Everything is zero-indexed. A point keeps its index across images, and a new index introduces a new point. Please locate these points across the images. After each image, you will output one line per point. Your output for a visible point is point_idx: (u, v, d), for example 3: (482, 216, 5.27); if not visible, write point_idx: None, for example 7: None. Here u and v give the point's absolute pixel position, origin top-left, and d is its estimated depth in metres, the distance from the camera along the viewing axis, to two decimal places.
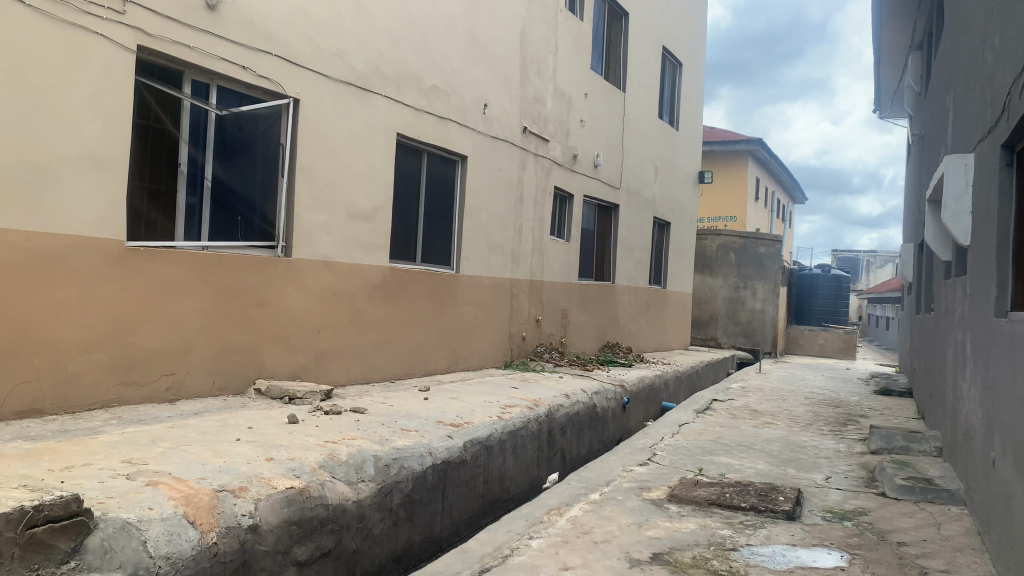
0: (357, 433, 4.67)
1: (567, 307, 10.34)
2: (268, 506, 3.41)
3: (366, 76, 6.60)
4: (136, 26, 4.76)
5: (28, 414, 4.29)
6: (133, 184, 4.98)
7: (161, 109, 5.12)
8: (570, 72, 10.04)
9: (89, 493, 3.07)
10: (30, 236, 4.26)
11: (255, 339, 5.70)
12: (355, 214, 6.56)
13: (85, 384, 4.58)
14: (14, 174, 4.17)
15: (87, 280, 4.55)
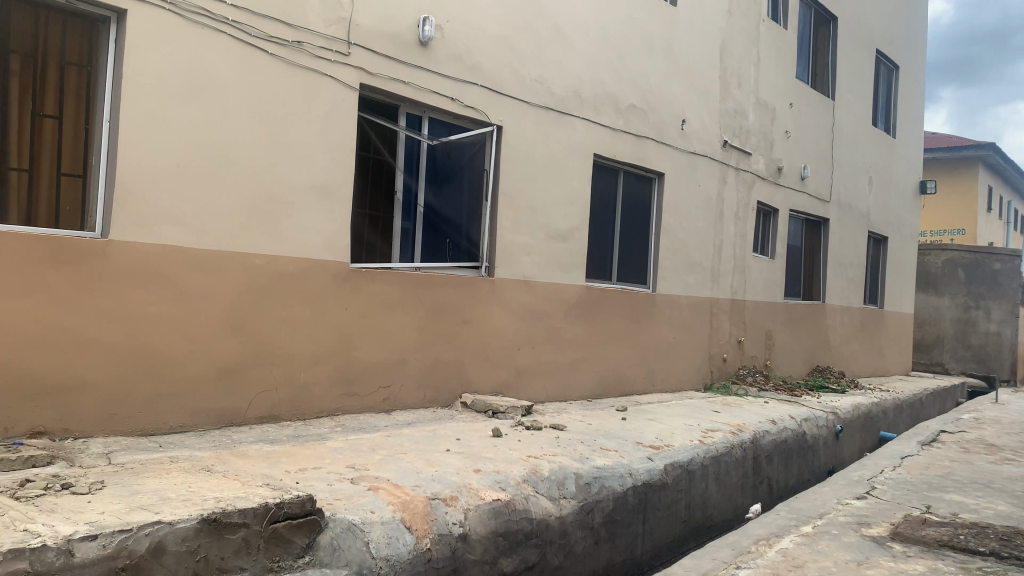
0: (558, 450, 4.75)
1: (771, 327, 9.88)
2: (476, 516, 3.55)
3: (566, 100, 6.74)
4: (360, 66, 5.20)
5: (268, 420, 4.78)
6: (357, 211, 5.43)
7: (381, 141, 5.56)
8: (773, 82, 9.66)
9: (320, 494, 3.36)
10: (270, 260, 4.76)
11: (462, 355, 5.97)
12: (554, 234, 6.70)
13: (314, 393, 5.03)
14: (257, 204, 4.68)
15: (317, 299, 5.00)
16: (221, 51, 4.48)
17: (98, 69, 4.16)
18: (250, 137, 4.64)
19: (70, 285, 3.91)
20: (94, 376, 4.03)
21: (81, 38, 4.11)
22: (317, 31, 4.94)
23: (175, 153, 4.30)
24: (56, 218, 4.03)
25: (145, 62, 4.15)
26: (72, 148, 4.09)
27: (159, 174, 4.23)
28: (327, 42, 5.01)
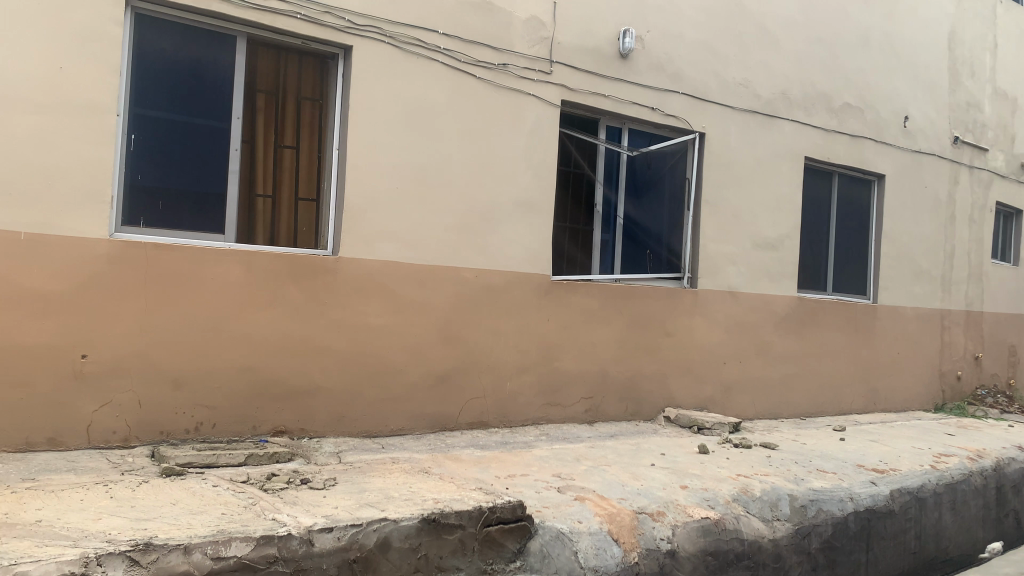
0: (770, 469, 4.54)
1: (1016, 343, 8.83)
2: (685, 533, 3.47)
3: (772, 102, 6.46)
4: (561, 83, 5.31)
5: (477, 427, 4.99)
6: (558, 225, 5.56)
7: (581, 155, 5.65)
8: (1014, 69, 8.67)
9: (530, 501, 3.45)
10: (478, 273, 4.97)
11: (665, 368, 5.88)
12: (762, 243, 6.43)
13: (520, 402, 5.18)
14: (466, 220, 4.91)
15: (522, 311, 5.16)
16: (434, 77, 4.76)
17: (328, 102, 4.57)
18: (460, 157, 4.88)
19: (305, 299, 4.31)
20: (325, 382, 4.41)
21: (314, 75, 4.55)
22: (521, 52, 5.11)
23: (394, 175, 4.62)
24: (294, 239, 4.48)
25: (367, 93, 4.51)
26: (307, 175, 4.53)
27: (380, 195, 4.57)
28: (531, 62, 5.16)
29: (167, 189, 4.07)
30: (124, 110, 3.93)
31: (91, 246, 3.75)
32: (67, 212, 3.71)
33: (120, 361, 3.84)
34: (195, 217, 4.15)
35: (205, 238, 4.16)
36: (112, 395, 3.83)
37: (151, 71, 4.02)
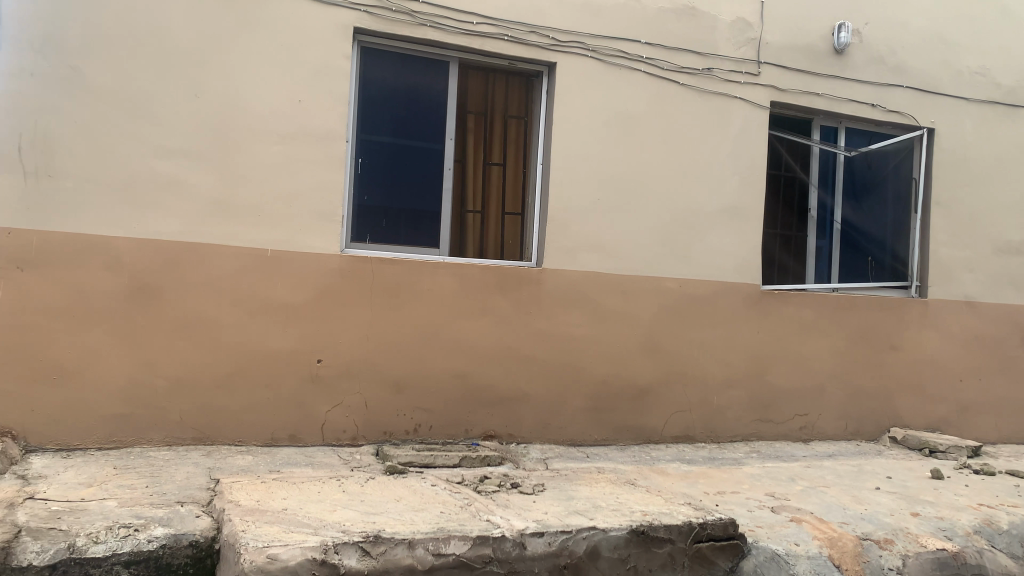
0: (1020, 500, 4.05)
1: None
2: (917, 565, 3.19)
3: (1016, 90, 5.79)
4: (770, 84, 5.10)
5: (683, 440, 4.90)
6: (768, 232, 5.37)
7: (793, 158, 5.41)
8: None
9: (742, 519, 3.32)
10: (683, 283, 4.88)
11: (890, 384, 5.44)
12: (1005, 247, 5.77)
13: (728, 416, 5.01)
14: (670, 230, 4.85)
15: (729, 321, 5.00)
16: (636, 87, 4.76)
17: (532, 118, 4.72)
18: (663, 166, 4.83)
19: (513, 309, 4.46)
20: (532, 390, 4.54)
21: (519, 93, 4.72)
22: (726, 55, 4.97)
23: (597, 187, 4.66)
24: (502, 251, 4.66)
25: (571, 107, 4.60)
26: (513, 190, 4.70)
27: (584, 207, 4.63)
28: (737, 64, 5.00)
29: (389, 207, 4.39)
30: (352, 136, 4.29)
31: (325, 260, 4.12)
32: (305, 231, 4.11)
33: (349, 366, 4.19)
34: (413, 232, 4.44)
35: (421, 251, 4.44)
36: (342, 397, 4.19)
37: (375, 98, 4.37)
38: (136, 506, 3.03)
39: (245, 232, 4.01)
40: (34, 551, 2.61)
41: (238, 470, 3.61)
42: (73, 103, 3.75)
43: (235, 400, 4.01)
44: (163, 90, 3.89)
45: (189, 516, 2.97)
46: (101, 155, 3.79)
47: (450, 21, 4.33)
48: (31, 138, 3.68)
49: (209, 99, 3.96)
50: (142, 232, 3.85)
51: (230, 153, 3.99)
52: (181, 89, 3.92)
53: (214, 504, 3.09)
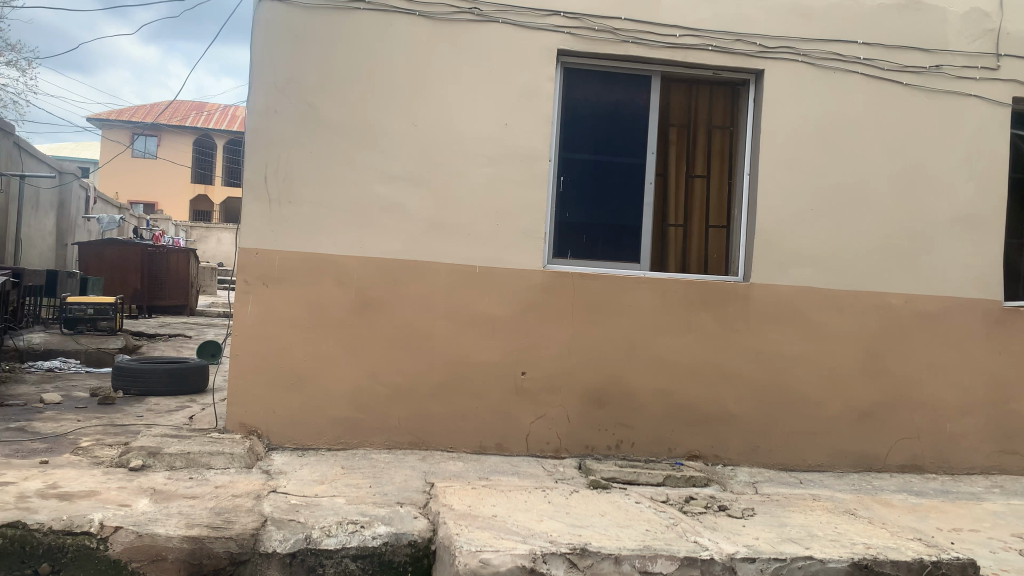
0: None
1: None
2: None
3: None
4: (1011, 78, 4.59)
5: (909, 469, 4.51)
6: (1010, 242, 4.86)
7: None
8: None
9: (983, 561, 3.00)
10: (908, 300, 4.50)
11: None
12: None
13: (964, 446, 4.55)
14: (893, 241, 4.50)
15: (965, 342, 4.54)
16: (852, 90, 4.48)
17: (738, 128, 4.59)
18: (884, 173, 4.50)
19: (718, 325, 4.34)
20: (738, 409, 4.38)
21: (724, 103, 4.60)
22: (958, 49, 4.55)
23: (808, 197, 4.43)
24: (705, 266, 4.57)
25: (780, 115, 4.41)
26: (718, 203, 4.59)
27: (794, 219, 4.42)
28: (970, 59, 4.56)
29: (592, 223, 4.44)
30: (556, 155, 4.39)
31: (530, 276, 4.25)
32: (511, 248, 4.25)
33: (553, 379, 4.27)
34: (615, 248, 4.46)
35: (624, 267, 4.45)
36: (546, 409, 4.28)
37: (578, 117, 4.45)
38: (362, 505, 3.28)
39: (456, 250, 4.23)
40: (278, 539, 2.92)
41: (450, 476, 3.80)
42: (308, 136, 4.15)
43: (447, 409, 4.23)
44: (385, 121, 4.21)
45: (408, 516, 3.17)
46: (332, 182, 4.17)
47: (652, 35, 4.32)
48: (274, 169, 4.12)
49: (425, 126, 4.23)
50: (366, 251, 4.18)
51: (443, 176, 4.23)
52: (400, 119, 4.22)
53: (430, 507, 3.27)
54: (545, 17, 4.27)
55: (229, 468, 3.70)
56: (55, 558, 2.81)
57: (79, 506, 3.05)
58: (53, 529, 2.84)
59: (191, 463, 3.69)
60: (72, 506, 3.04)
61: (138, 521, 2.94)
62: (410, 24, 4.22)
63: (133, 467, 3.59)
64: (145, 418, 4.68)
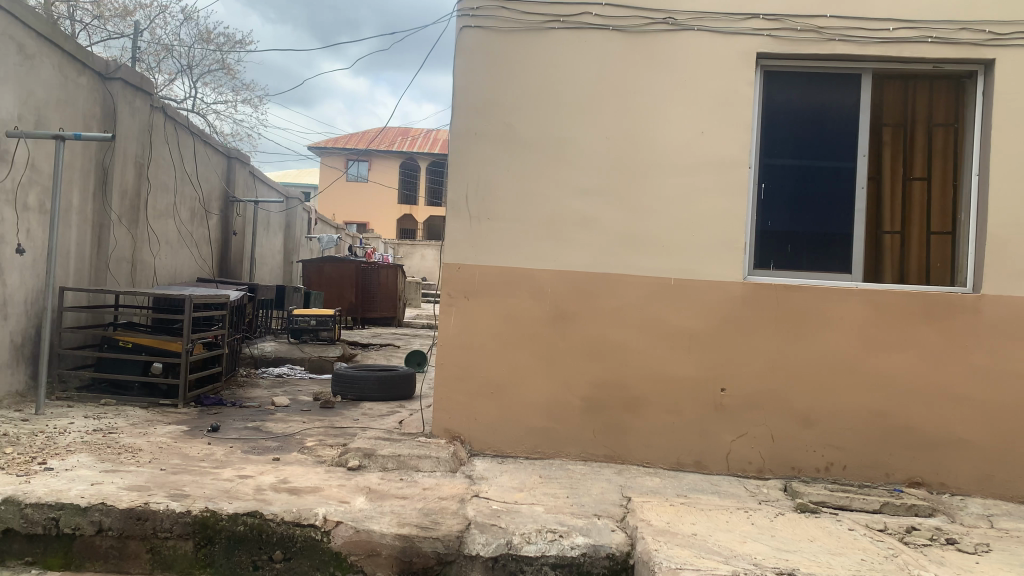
0: None
1: None
2: None
3: None
4: None
5: None
6: None
7: None
8: None
9: None
10: None
11: None
12: None
13: None
14: None
15: None
16: None
17: (965, 125, 4.18)
18: None
19: (943, 340, 3.97)
20: (969, 434, 3.97)
21: (948, 99, 4.22)
22: None
23: None
24: (927, 276, 4.19)
25: (1016, 108, 3.97)
26: (940, 207, 4.20)
27: None
28: None
29: (796, 231, 4.23)
30: (756, 162, 4.23)
31: (729, 288, 4.12)
32: (709, 259, 4.14)
33: (754, 396, 4.11)
34: (822, 257, 4.21)
35: (832, 278, 4.18)
36: (747, 427, 4.12)
37: (780, 122, 4.26)
38: (560, 514, 3.32)
39: (652, 262, 4.19)
40: (481, 542, 3.03)
41: (648, 491, 3.76)
42: (505, 154, 4.31)
43: (643, 423, 4.19)
44: (578, 136, 4.28)
45: (605, 529, 3.16)
46: (528, 198, 4.29)
47: (861, 31, 4.06)
48: (474, 187, 4.32)
49: (619, 140, 4.24)
50: (562, 265, 4.25)
51: (638, 188, 4.21)
52: (594, 133, 4.26)
53: (628, 521, 3.25)
54: (742, 20, 4.14)
55: (435, 472, 3.89)
56: (286, 547, 3.11)
57: (306, 500, 3.35)
58: (284, 520, 3.13)
59: (401, 465, 3.94)
60: (300, 500, 3.35)
61: (356, 517, 3.18)
62: (604, 38, 4.26)
63: (351, 467, 3.89)
64: (360, 422, 5.06)
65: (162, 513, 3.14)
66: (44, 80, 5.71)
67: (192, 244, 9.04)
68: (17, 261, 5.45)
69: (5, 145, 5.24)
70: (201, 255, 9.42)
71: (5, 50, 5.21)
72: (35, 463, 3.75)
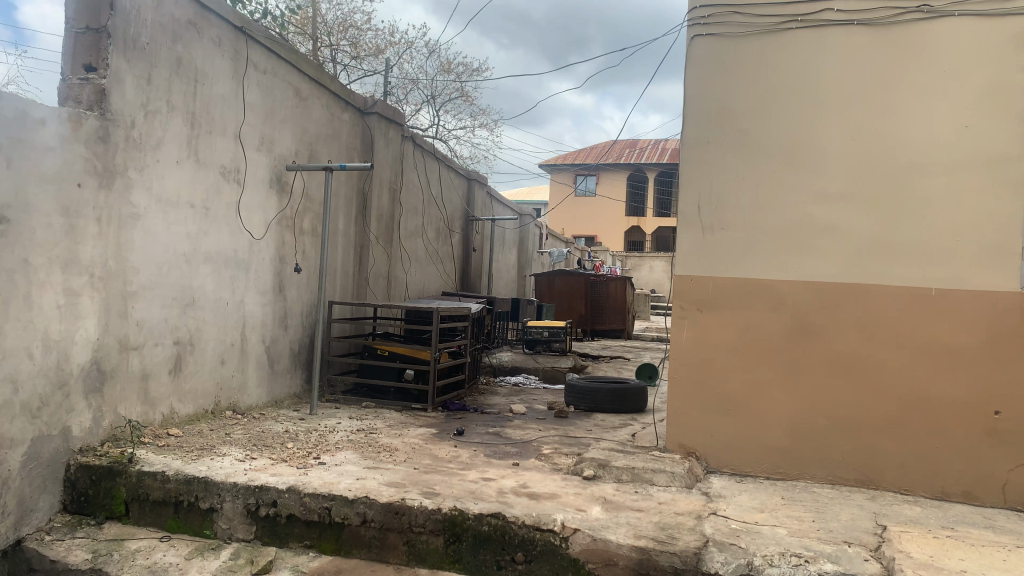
0: None
1: None
2: None
3: None
4: None
5: None
6: None
7: None
8: None
9: None
10: None
11: None
12: None
13: None
14: None
15: None
16: None
17: None
18: None
19: None
20: None
21: None
22: None
23: None
24: None
25: None
26: None
27: None
28: None
29: None
30: None
31: (1003, 299, 3.68)
32: (977, 267, 3.73)
33: None
34: None
35: None
36: None
37: None
38: (806, 539, 3.15)
39: (908, 272, 3.86)
40: (720, 561, 2.96)
41: (907, 520, 3.45)
42: (741, 162, 4.19)
43: (900, 447, 3.85)
44: (820, 139, 4.05)
45: (857, 558, 2.95)
46: (765, 206, 4.14)
47: None
48: (708, 197, 4.24)
49: (867, 140, 3.96)
50: (805, 276, 4.04)
51: (889, 192, 3.90)
52: (839, 135, 4.02)
53: (884, 550, 3.01)
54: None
55: (671, 486, 3.86)
56: (527, 549, 3.24)
57: (545, 505, 3.47)
58: (525, 523, 3.27)
59: (636, 478, 3.95)
60: (539, 505, 3.48)
61: (593, 526, 3.24)
62: (848, 35, 4.01)
63: (587, 476, 3.97)
64: (594, 432, 5.14)
65: (416, 509, 3.42)
66: (315, 118, 6.46)
67: (438, 260, 9.72)
68: (295, 278, 6.20)
69: (285, 177, 6.00)
70: (445, 271, 10.09)
71: (285, 94, 5.98)
72: (311, 458, 4.24)
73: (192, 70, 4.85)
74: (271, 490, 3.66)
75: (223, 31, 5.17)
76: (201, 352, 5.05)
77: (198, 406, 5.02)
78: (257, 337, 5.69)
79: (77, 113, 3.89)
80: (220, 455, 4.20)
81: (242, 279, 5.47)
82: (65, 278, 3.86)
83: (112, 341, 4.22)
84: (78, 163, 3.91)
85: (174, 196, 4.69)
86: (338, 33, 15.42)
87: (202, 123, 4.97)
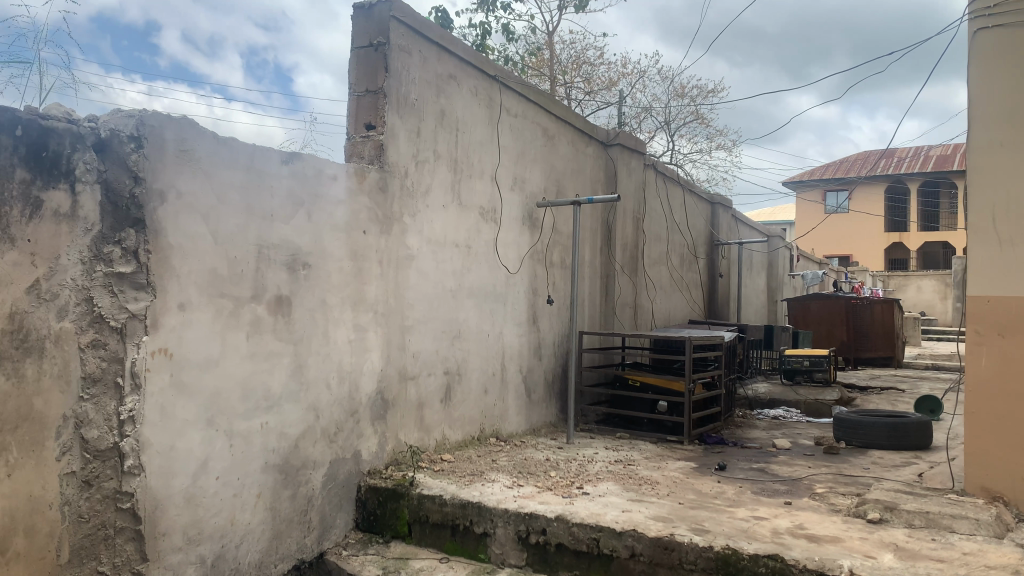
0: None
1: None
2: None
3: None
4: None
5: None
6: None
7: None
8: None
9: None
10: None
11: None
12: None
13: None
14: None
15: None
16: None
17: None
18: None
19: None
20: None
21: None
22: None
23: None
24: None
25: None
26: None
27: None
28: None
29: None
30: None
31: None
32: None
33: None
34: None
35: None
36: None
37: None
38: None
39: None
40: None
41: None
42: None
43: None
44: None
45: None
46: None
47: None
48: (1004, 204, 3.76)
49: None
50: None
51: None
52: None
53: None
54: None
55: (976, 535, 3.41)
56: None
57: (828, 549, 3.22)
58: (807, 567, 3.05)
59: (932, 524, 3.55)
60: (821, 549, 3.23)
61: None
62: None
63: (872, 520, 3.64)
64: (873, 471, 4.71)
65: (687, 545, 3.32)
66: (562, 155, 6.66)
67: (685, 287, 9.56)
68: (548, 310, 6.39)
69: (536, 214, 6.23)
70: (692, 297, 9.89)
71: (534, 135, 6.23)
72: (575, 487, 4.30)
73: (454, 120, 5.21)
74: (541, 518, 3.75)
75: (479, 81, 5.52)
76: (468, 382, 5.34)
77: (466, 433, 5.30)
78: (515, 368, 5.92)
79: (361, 168, 4.31)
80: (489, 481, 4.39)
81: (501, 312, 5.73)
82: (354, 315, 4.28)
83: (392, 372, 4.59)
84: (362, 212, 4.33)
85: (441, 238, 5.04)
86: (572, 71, 15.91)
87: (464, 168, 5.31)
